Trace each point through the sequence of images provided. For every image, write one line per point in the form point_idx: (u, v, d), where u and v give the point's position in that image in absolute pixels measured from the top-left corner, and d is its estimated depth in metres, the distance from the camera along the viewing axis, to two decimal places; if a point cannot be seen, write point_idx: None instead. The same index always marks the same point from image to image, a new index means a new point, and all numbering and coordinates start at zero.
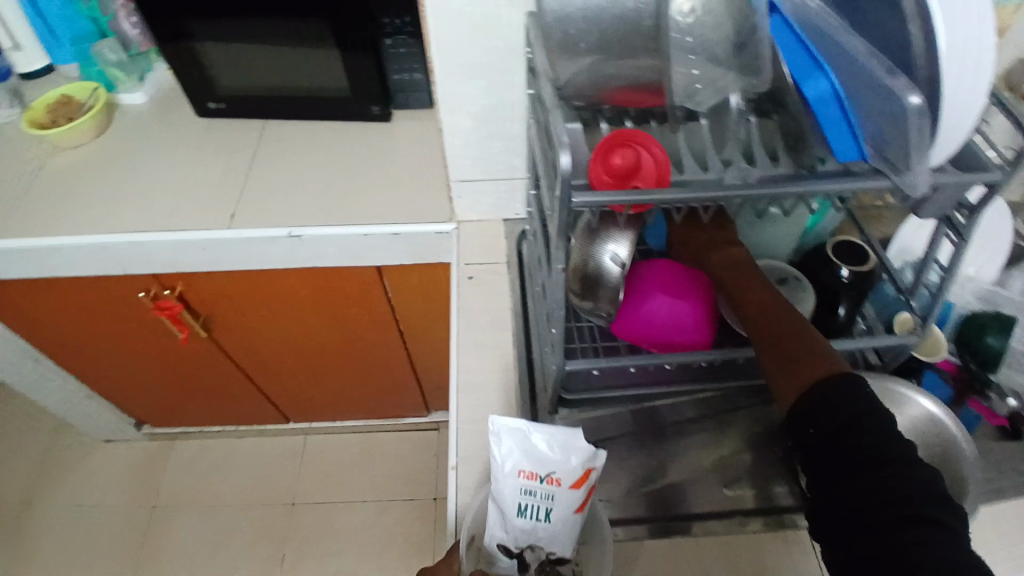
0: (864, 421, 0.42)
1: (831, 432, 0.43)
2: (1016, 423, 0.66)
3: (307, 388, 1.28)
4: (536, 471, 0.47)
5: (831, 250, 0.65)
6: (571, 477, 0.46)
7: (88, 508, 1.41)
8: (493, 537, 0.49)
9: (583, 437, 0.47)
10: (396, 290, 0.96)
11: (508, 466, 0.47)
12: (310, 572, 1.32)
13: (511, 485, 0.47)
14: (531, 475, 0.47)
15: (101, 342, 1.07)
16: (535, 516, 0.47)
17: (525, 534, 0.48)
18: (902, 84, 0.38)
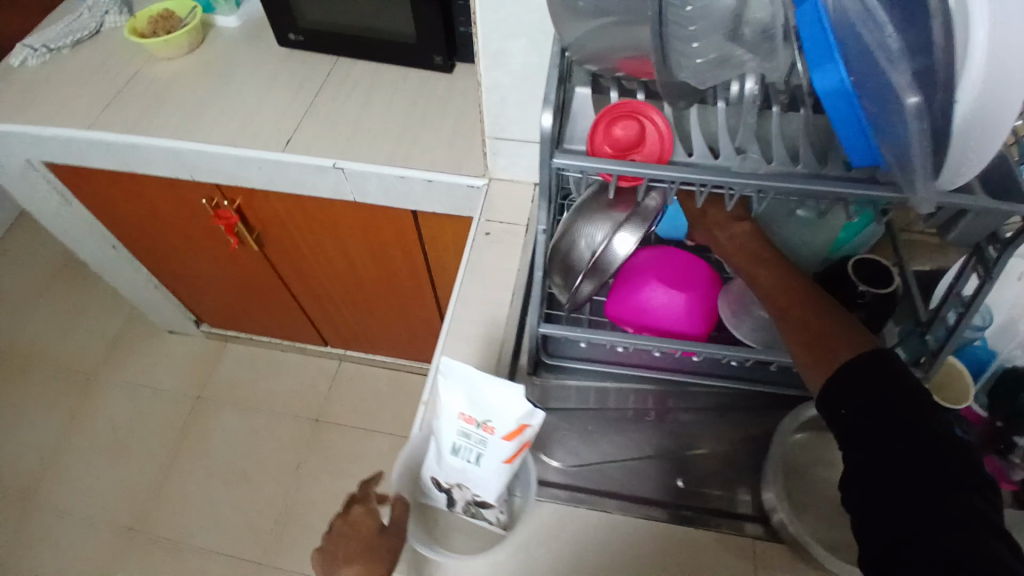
0: (917, 423, 0.40)
1: (866, 410, 0.42)
2: None
3: (345, 318, 1.36)
4: (473, 416, 0.50)
5: (852, 269, 0.61)
6: (503, 429, 0.49)
7: (144, 386, 1.57)
8: (430, 469, 0.55)
9: (523, 398, 0.49)
10: (432, 237, 1.00)
11: (450, 407, 0.51)
12: (321, 485, 1.41)
13: (450, 425, 0.51)
14: (469, 420, 0.50)
15: (170, 239, 1.19)
16: (467, 458, 0.51)
17: (457, 472, 0.53)
18: (904, 84, 0.37)
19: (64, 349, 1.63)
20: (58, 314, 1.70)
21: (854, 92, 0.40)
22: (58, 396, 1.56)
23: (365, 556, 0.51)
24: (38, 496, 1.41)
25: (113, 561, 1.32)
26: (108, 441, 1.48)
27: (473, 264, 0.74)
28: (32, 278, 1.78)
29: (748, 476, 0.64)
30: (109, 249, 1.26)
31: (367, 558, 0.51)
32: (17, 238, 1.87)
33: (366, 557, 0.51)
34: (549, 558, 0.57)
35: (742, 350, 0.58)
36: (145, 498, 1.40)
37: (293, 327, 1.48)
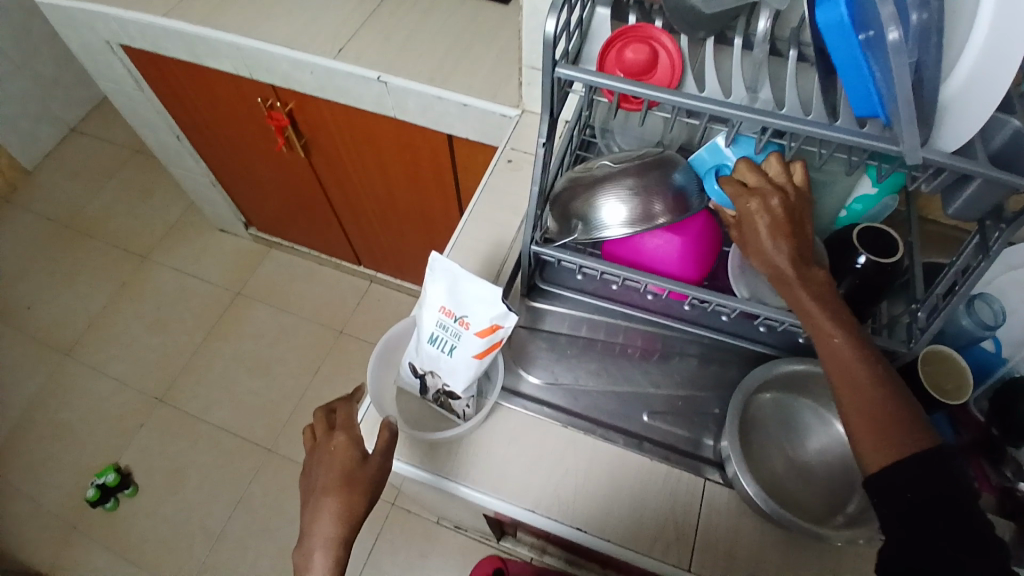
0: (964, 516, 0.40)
1: (929, 501, 0.41)
2: (1005, 498, 0.62)
3: (377, 238, 1.42)
4: (452, 310, 0.61)
5: (857, 235, 0.64)
6: (478, 325, 0.60)
7: (192, 275, 1.69)
8: (408, 356, 0.67)
9: (497, 301, 0.60)
10: (464, 164, 1.03)
11: (437, 300, 0.62)
12: (334, 390, 1.50)
13: (432, 316, 0.63)
14: (449, 313, 0.62)
15: (227, 135, 1.26)
16: (443, 347, 0.63)
17: (433, 359, 0.64)
18: (890, 16, 0.39)
19: (126, 230, 1.77)
20: (124, 198, 1.84)
21: (852, 27, 0.42)
22: (115, 272, 1.70)
23: (349, 487, 0.56)
24: (88, 358, 1.56)
25: (144, 424, 1.46)
26: (152, 319, 1.62)
27: (491, 186, 0.83)
28: (105, 163, 1.91)
29: (713, 424, 0.67)
30: (173, 139, 1.35)
31: (351, 489, 0.56)
32: (98, 124, 2.01)
33: (349, 489, 0.56)
34: (509, 463, 0.64)
35: (724, 297, 0.60)
36: (177, 375, 1.53)
37: (331, 241, 1.55)
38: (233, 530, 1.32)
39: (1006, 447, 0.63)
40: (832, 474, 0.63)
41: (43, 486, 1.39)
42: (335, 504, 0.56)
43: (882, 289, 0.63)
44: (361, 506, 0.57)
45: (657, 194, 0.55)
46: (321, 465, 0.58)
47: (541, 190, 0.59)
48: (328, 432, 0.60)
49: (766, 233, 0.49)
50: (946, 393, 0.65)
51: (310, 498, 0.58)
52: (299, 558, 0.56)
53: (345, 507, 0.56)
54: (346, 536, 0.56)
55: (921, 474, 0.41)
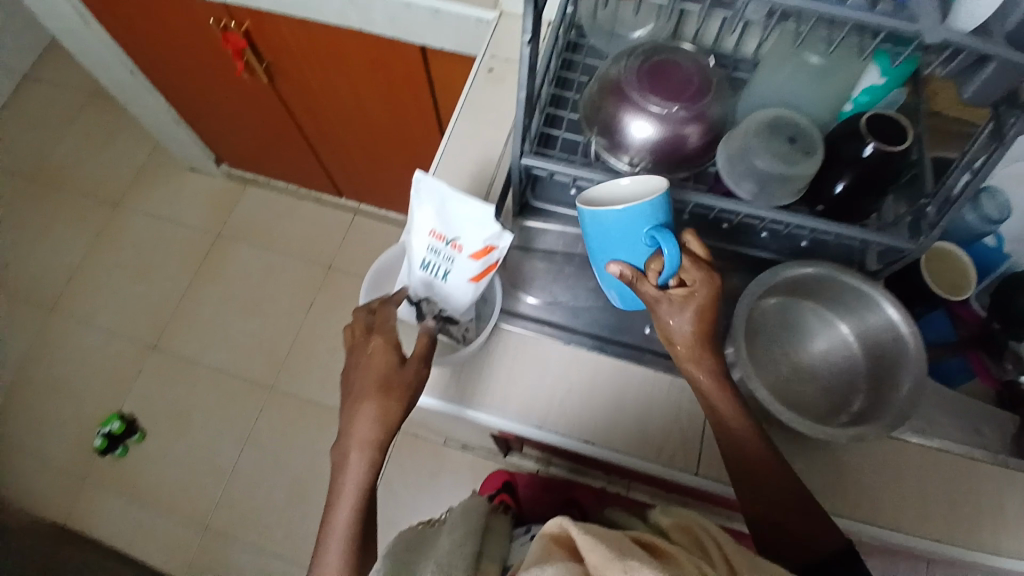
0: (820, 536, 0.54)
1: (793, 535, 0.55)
2: (1005, 388, 0.67)
3: (356, 167, 1.36)
4: (444, 232, 0.60)
5: (866, 122, 0.60)
6: (471, 248, 0.60)
7: (167, 219, 1.63)
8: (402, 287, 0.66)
9: (491, 222, 0.58)
10: (441, 78, 0.96)
11: (425, 224, 0.60)
12: (330, 325, 1.49)
13: (422, 241, 0.61)
14: (440, 236, 0.60)
15: (183, 63, 1.16)
16: (437, 272, 0.62)
17: (427, 284, 0.64)
18: None
19: (93, 176, 1.69)
20: (83, 142, 1.73)
21: None
22: (87, 221, 1.63)
23: (388, 391, 0.56)
24: (74, 311, 1.53)
25: (142, 372, 1.46)
26: (133, 267, 1.57)
27: (474, 99, 0.78)
28: (56, 104, 1.79)
29: (715, 333, 0.67)
30: (126, 74, 1.24)
31: (388, 394, 0.56)
32: (39, 61, 1.85)
33: (385, 395, 0.56)
34: (514, 386, 0.64)
35: (721, 201, 0.60)
36: (168, 321, 1.51)
37: (309, 173, 1.49)
38: (246, 465, 1.36)
39: (1007, 341, 0.65)
40: (836, 375, 0.64)
41: (50, 439, 1.40)
42: (374, 409, 0.55)
43: (889, 181, 0.60)
44: (399, 411, 0.56)
45: (693, 118, 0.62)
46: (362, 367, 0.58)
47: (528, 97, 0.54)
48: (366, 335, 0.59)
49: (685, 353, 0.57)
50: (948, 291, 0.67)
51: (349, 399, 0.57)
52: (339, 455, 0.56)
53: (381, 412, 0.55)
54: (381, 439, 0.56)
55: (787, 511, 0.56)
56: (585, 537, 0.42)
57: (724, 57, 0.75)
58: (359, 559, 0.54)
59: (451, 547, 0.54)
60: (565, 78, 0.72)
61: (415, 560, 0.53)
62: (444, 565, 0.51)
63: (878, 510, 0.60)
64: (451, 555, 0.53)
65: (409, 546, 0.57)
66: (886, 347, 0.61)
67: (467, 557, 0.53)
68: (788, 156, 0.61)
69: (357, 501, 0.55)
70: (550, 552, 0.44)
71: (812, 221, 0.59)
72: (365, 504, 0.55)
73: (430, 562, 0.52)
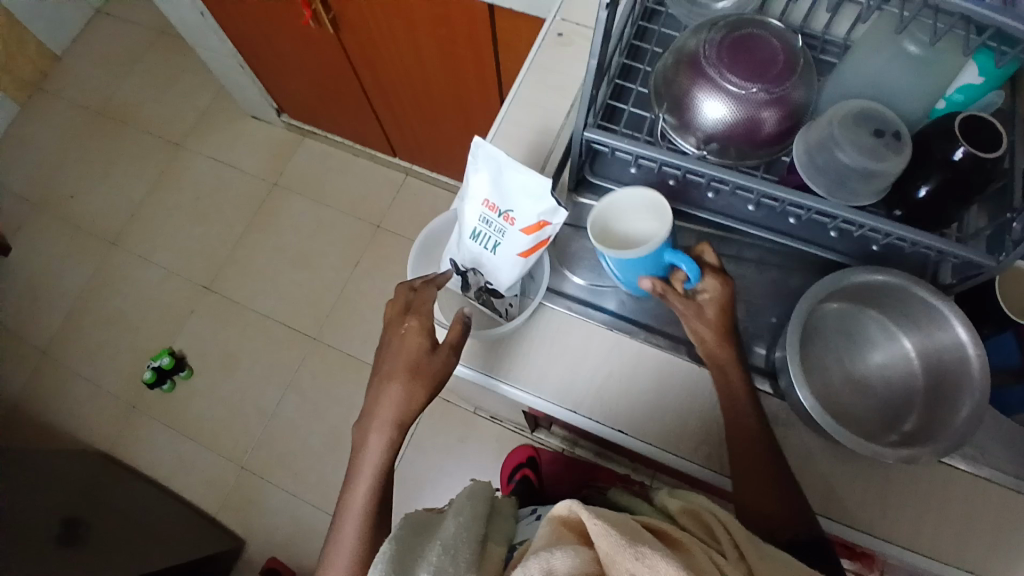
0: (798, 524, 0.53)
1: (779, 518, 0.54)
2: None
3: (412, 127, 1.35)
4: (497, 205, 0.58)
5: (960, 123, 0.55)
6: (524, 222, 0.57)
7: (227, 164, 1.67)
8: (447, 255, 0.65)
9: (548, 196, 0.56)
10: (507, 41, 0.93)
11: (479, 192, 0.58)
12: (373, 284, 1.51)
13: (475, 210, 0.59)
14: (492, 208, 0.58)
15: (252, 9, 1.16)
16: (485, 244, 0.60)
17: (474, 256, 0.62)
18: None
19: (160, 116, 1.74)
20: (154, 82, 1.78)
21: None
22: (152, 162, 1.69)
23: (416, 378, 0.57)
24: (135, 247, 1.60)
25: (194, 311, 1.52)
26: (193, 210, 1.63)
27: (539, 63, 0.75)
28: (131, 45, 1.84)
29: (768, 334, 0.63)
30: (196, 16, 1.26)
31: (417, 381, 0.57)
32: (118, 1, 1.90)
33: (414, 380, 0.57)
34: (548, 366, 0.63)
35: (802, 196, 0.55)
36: (222, 265, 1.56)
37: (365, 130, 1.49)
38: (283, 410, 1.40)
39: None
40: (892, 391, 0.59)
41: (105, 366, 1.49)
42: (401, 390, 0.57)
43: (977, 190, 0.55)
44: (423, 397, 0.58)
45: (771, 101, 0.57)
46: (396, 344, 0.59)
47: (598, 65, 0.51)
48: (404, 311, 0.60)
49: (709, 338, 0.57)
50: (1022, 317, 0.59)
51: (378, 372, 0.60)
52: (362, 430, 0.60)
53: (406, 396, 0.57)
54: (404, 419, 0.58)
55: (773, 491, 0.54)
56: (597, 523, 0.40)
57: (813, 37, 0.69)
58: (371, 538, 0.57)
59: (457, 530, 0.51)
60: (637, 47, 0.68)
61: (418, 544, 0.51)
62: (449, 550, 0.48)
63: (928, 539, 0.56)
64: (457, 537, 0.50)
65: (413, 531, 0.53)
66: (948, 369, 0.56)
67: (472, 542, 0.50)
68: (875, 149, 0.55)
69: (373, 477, 0.58)
70: (560, 536, 0.42)
71: (885, 225, 0.54)
72: (382, 483, 0.58)
73: (435, 544, 0.49)
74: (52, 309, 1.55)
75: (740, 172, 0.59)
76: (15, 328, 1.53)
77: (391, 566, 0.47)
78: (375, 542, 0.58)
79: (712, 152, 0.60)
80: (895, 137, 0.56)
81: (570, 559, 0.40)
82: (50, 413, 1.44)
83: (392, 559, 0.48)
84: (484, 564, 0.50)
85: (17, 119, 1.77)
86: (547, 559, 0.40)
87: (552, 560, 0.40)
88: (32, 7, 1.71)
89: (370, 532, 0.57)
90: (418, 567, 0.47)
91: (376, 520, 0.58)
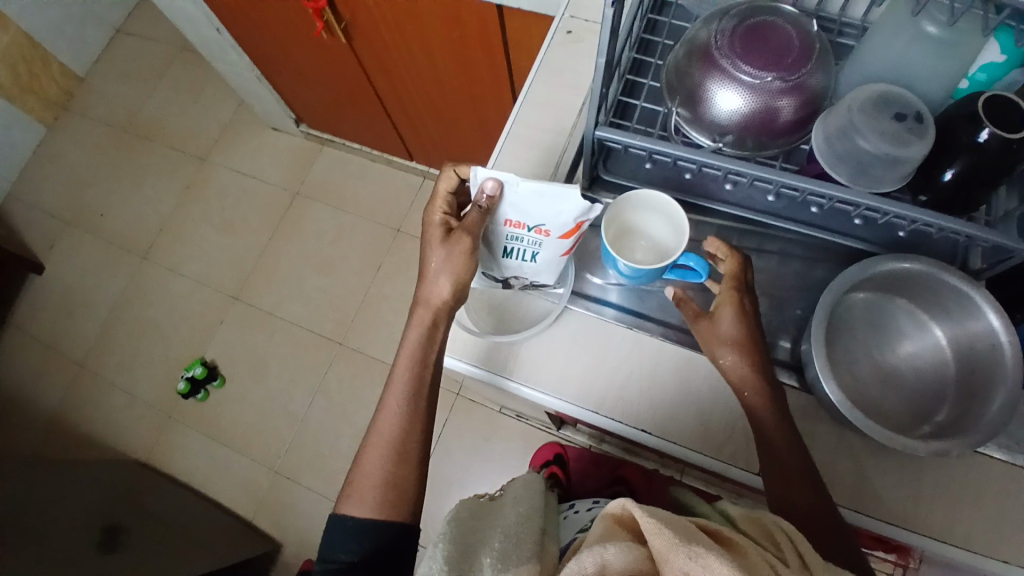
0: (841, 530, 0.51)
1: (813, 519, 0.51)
2: None
3: (427, 130, 1.35)
4: (525, 224, 0.57)
5: (985, 104, 0.53)
6: (559, 230, 0.57)
7: (249, 176, 1.70)
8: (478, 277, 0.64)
9: (575, 203, 0.54)
10: (518, 40, 0.93)
11: (499, 216, 0.57)
12: (395, 286, 1.52)
13: (500, 231, 0.59)
14: (520, 226, 0.58)
15: (266, 22, 1.18)
16: (520, 258, 0.61)
17: (513, 268, 0.62)
18: None
19: (185, 131, 1.78)
20: (176, 99, 1.82)
21: None
22: (177, 176, 1.73)
23: (441, 262, 0.57)
24: (164, 260, 1.64)
25: (223, 320, 1.55)
26: (218, 221, 1.66)
27: (549, 61, 0.75)
28: (154, 63, 1.88)
29: (792, 327, 0.62)
30: (213, 32, 1.28)
31: (442, 262, 0.57)
32: (139, 21, 1.94)
33: (440, 264, 0.57)
34: (574, 370, 0.63)
35: (822, 184, 0.54)
36: (248, 274, 1.59)
37: (382, 135, 1.50)
38: (313, 415, 1.43)
39: None
40: (923, 382, 0.58)
41: (139, 378, 1.53)
42: (431, 274, 0.58)
43: (1006, 173, 0.53)
44: (449, 278, 0.57)
45: (787, 89, 0.56)
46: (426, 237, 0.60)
47: (606, 63, 0.51)
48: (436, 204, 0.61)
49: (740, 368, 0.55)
50: None
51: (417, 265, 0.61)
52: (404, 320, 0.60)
53: (434, 275, 0.58)
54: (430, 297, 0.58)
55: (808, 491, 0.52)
56: (649, 520, 0.41)
57: (829, 20, 0.67)
58: (401, 437, 0.54)
59: (518, 519, 0.53)
60: (648, 41, 0.67)
61: (480, 528, 0.53)
62: (511, 537, 0.50)
63: (967, 533, 0.55)
64: (518, 528, 0.52)
65: (471, 516, 0.55)
66: (983, 360, 0.54)
67: (532, 533, 0.51)
68: (896, 137, 0.54)
69: (408, 368, 0.57)
70: (612, 533, 0.43)
71: (909, 212, 0.53)
72: (420, 373, 0.57)
73: (496, 531, 0.51)
74: (88, 323, 1.60)
75: (757, 164, 0.58)
76: (54, 343, 1.59)
77: (453, 548, 0.49)
78: (410, 439, 0.55)
79: (728, 145, 0.60)
80: (917, 120, 0.54)
81: (625, 554, 0.41)
82: (91, 423, 1.50)
83: (452, 540, 0.50)
84: (544, 555, 0.50)
85: (47, 141, 1.83)
86: (600, 554, 0.41)
87: (605, 555, 0.41)
88: (57, 32, 1.77)
89: (402, 431, 0.55)
90: (480, 551, 0.49)
91: (408, 417, 0.55)
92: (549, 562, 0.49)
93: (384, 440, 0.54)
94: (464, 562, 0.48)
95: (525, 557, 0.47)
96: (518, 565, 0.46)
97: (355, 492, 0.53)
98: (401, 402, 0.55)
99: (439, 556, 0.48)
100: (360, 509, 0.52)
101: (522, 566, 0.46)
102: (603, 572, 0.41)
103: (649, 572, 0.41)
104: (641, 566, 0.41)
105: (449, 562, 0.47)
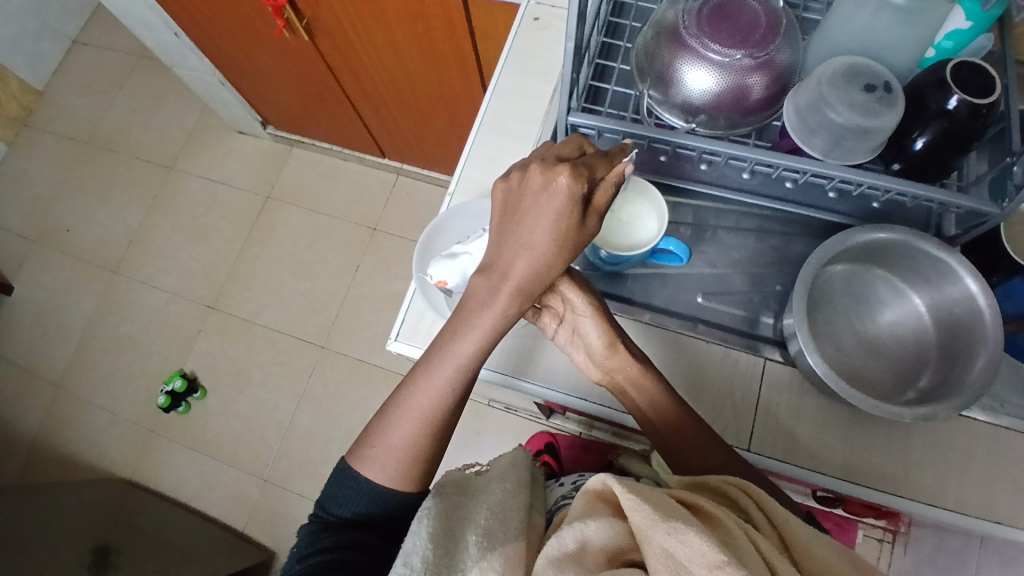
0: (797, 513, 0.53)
1: None
2: None
3: (400, 128, 1.34)
4: None
5: (952, 71, 0.54)
6: None
7: (217, 184, 1.66)
8: (472, 259, 0.56)
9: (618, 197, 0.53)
10: (484, 29, 0.92)
11: None
12: (375, 284, 1.51)
13: None
14: None
15: (223, 22, 1.14)
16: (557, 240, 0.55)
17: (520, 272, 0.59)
18: None
19: (150, 139, 1.73)
20: (138, 109, 1.77)
21: None
22: (145, 187, 1.69)
23: (561, 246, 0.50)
24: (137, 273, 1.60)
25: (201, 331, 1.52)
26: (190, 230, 1.62)
27: (516, 51, 0.74)
28: (113, 72, 1.82)
29: (775, 303, 0.62)
30: (171, 37, 1.24)
31: (557, 245, 0.49)
32: (95, 30, 1.88)
33: (557, 250, 0.50)
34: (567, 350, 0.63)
35: (798, 160, 0.55)
36: (225, 282, 1.56)
37: (352, 134, 1.47)
38: (299, 420, 1.41)
39: None
40: (903, 349, 0.59)
41: (117, 395, 1.49)
42: (545, 257, 0.50)
43: (974, 139, 0.54)
44: (559, 268, 0.51)
45: (757, 64, 0.56)
46: (531, 200, 0.49)
47: (576, 47, 0.50)
48: (558, 159, 0.49)
49: (634, 369, 0.57)
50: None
51: (512, 226, 0.50)
52: (482, 284, 0.52)
53: (545, 264, 0.50)
54: (530, 290, 0.52)
55: None
56: (630, 498, 0.41)
57: None
58: (443, 419, 0.53)
59: (505, 494, 0.52)
60: (615, 24, 0.67)
61: (465, 504, 0.51)
62: (498, 514, 0.49)
63: (954, 494, 0.56)
64: (504, 503, 0.51)
65: (459, 491, 0.54)
66: (964, 326, 0.55)
67: (520, 510, 0.51)
68: (867, 108, 0.54)
69: (472, 357, 0.53)
70: (593, 508, 0.44)
71: (901, 183, 0.53)
72: (466, 371, 0.53)
73: (482, 508, 0.50)
74: (61, 342, 1.56)
75: (732, 142, 0.59)
76: (28, 364, 1.55)
77: (440, 524, 0.48)
78: (447, 420, 0.53)
79: (701, 125, 0.60)
80: (887, 91, 0.55)
81: (605, 530, 0.42)
82: (72, 444, 1.46)
83: (439, 515, 0.49)
84: (530, 531, 0.50)
85: (6, 159, 1.77)
86: (580, 531, 0.42)
87: (585, 531, 0.42)
88: (9, 45, 1.70)
89: (446, 413, 0.53)
90: (465, 528, 0.48)
91: (455, 402, 0.53)
92: (535, 537, 0.50)
93: (405, 429, 0.52)
94: (450, 539, 0.47)
95: (512, 535, 0.48)
96: (506, 544, 0.46)
97: (381, 456, 0.52)
98: (452, 386, 0.53)
99: (423, 533, 0.47)
100: (382, 473, 0.52)
101: (510, 545, 0.46)
102: (584, 549, 0.42)
103: (628, 546, 0.42)
104: (623, 542, 0.42)
105: (434, 540, 0.46)
